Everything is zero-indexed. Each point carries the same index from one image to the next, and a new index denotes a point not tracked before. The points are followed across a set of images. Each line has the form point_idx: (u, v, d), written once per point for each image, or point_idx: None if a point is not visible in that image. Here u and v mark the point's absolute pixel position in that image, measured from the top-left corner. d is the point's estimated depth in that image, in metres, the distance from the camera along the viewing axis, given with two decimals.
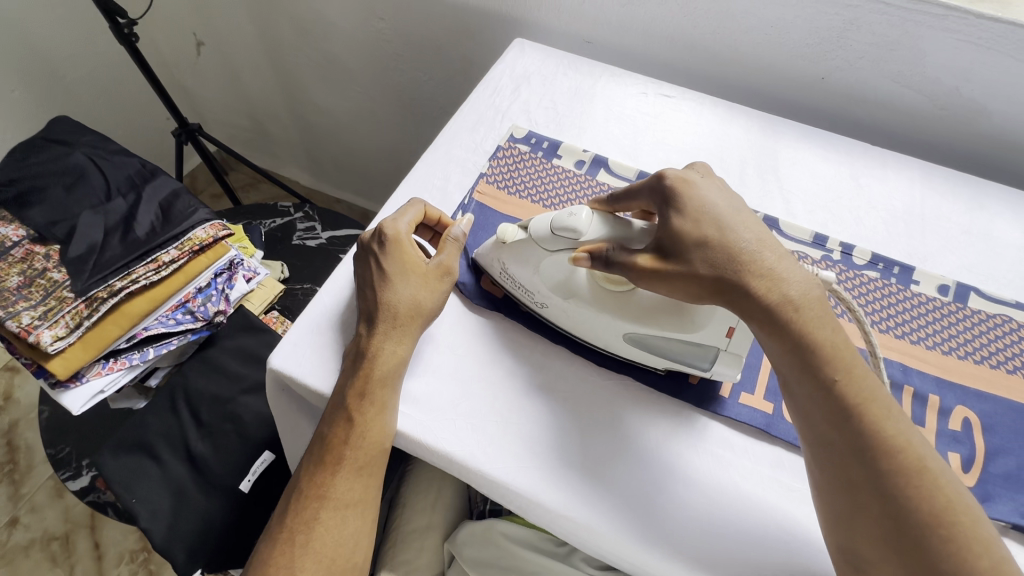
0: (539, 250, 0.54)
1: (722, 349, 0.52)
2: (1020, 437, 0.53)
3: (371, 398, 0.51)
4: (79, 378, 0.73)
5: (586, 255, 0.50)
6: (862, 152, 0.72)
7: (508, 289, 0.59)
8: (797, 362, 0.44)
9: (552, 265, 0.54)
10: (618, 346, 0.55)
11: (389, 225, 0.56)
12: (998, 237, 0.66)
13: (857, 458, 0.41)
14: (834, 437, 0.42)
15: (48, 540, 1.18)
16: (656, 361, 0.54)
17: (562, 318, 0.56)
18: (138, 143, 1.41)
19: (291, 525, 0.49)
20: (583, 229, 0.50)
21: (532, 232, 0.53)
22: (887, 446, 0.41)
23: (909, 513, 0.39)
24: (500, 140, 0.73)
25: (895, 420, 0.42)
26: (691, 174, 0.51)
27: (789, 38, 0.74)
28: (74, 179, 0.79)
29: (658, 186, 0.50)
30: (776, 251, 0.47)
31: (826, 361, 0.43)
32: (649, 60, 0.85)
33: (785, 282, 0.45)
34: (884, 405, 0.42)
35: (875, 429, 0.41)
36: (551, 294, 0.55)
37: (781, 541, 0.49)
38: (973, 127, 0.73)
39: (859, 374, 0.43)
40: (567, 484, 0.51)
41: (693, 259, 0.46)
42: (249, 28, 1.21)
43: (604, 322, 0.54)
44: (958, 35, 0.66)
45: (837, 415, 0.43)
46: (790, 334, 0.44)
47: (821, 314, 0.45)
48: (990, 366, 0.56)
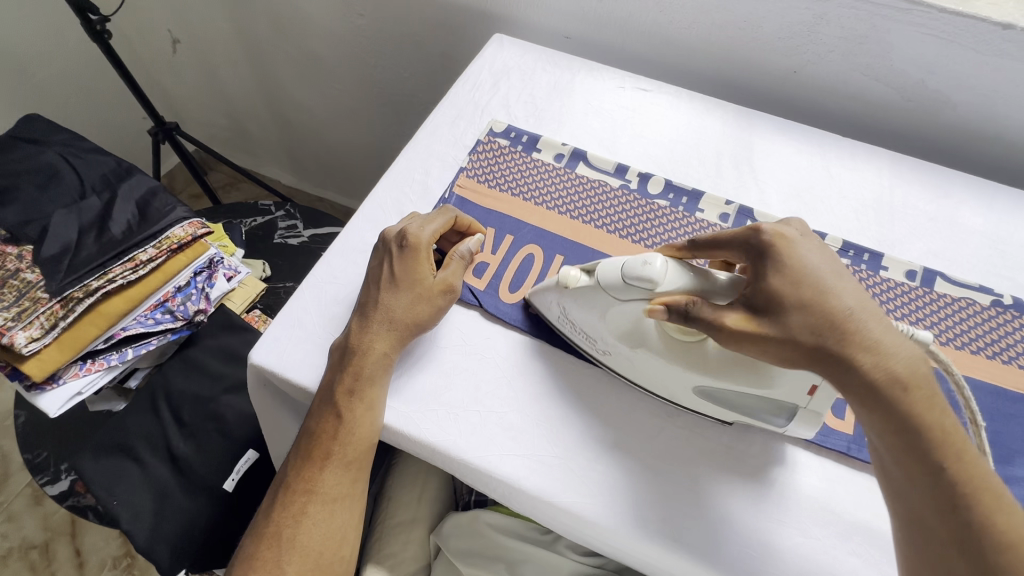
0: (607, 297, 0.51)
1: (801, 406, 0.49)
2: (983, 414, 0.55)
3: (360, 395, 0.51)
4: (55, 381, 0.72)
5: (662, 307, 0.47)
6: (833, 143, 0.74)
7: (564, 331, 0.57)
8: (900, 443, 0.41)
9: (618, 313, 0.51)
10: (684, 397, 0.53)
11: (414, 230, 0.56)
12: (964, 224, 0.68)
13: (961, 548, 0.38)
14: (935, 523, 0.39)
15: (27, 548, 1.15)
16: (726, 414, 0.53)
17: (628, 366, 0.54)
18: (113, 142, 1.38)
19: (278, 520, 0.49)
20: (659, 278, 0.47)
21: (602, 279, 0.50)
22: (999, 540, 0.37)
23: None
24: (480, 135, 0.74)
25: (1008, 513, 0.38)
26: (789, 230, 0.48)
27: (762, 32, 0.75)
28: (46, 178, 0.78)
29: (752, 243, 0.47)
30: (880, 321, 0.43)
31: (934, 445, 0.40)
32: (627, 54, 0.86)
33: (893, 355, 0.42)
34: (996, 495, 0.39)
35: (990, 520, 0.38)
36: (617, 343, 0.53)
37: (757, 520, 0.50)
38: (938, 117, 0.76)
39: (970, 461, 0.40)
40: (552, 471, 0.51)
41: (790, 325, 0.43)
42: (225, 25, 1.19)
43: (674, 374, 0.51)
44: (922, 29, 0.68)
45: (941, 500, 0.39)
46: (894, 412, 0.41)
47: (927, 386, 0.41)
48: (956, 348, 0.58)
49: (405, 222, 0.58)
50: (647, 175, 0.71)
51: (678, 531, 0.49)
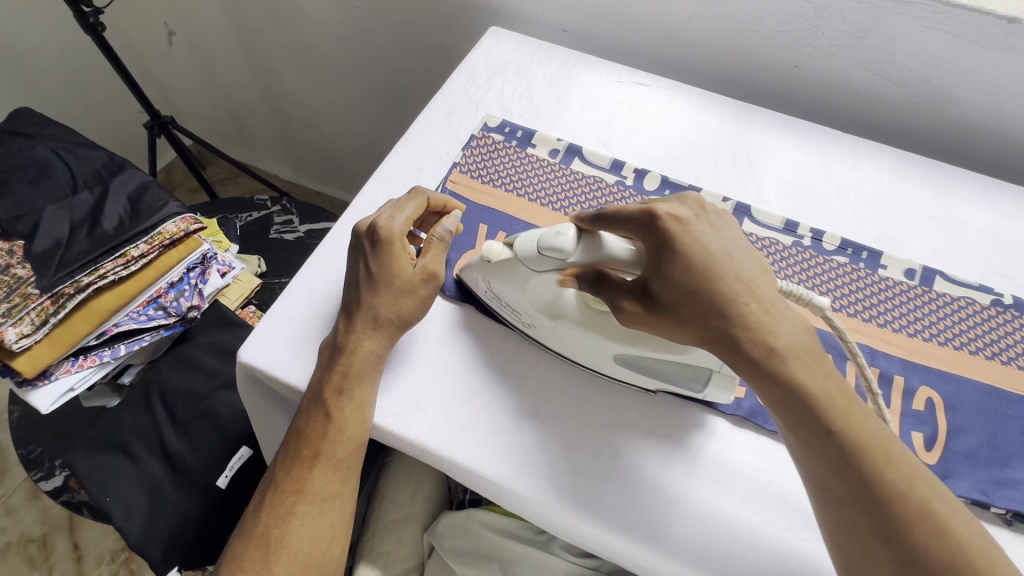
0: (523, 270, 0.51)
1: (715, 370, 0.51)
2: (981, 415, 0.54)
3: (349, 394, 0.50)
4: (47, 377, 0.72)
5: (571, 279, 0.50)
6: (833, 140, 0.73)
7: (491, 305, 0.58)
8: (792, 412, 0.42)
9: (538, 284, 0.52)
10: (607, 366, 0.55)
11: (384, 222, 0.54)
12: (964, 222, 0.67)
13: (861, 506, 0.39)
14: (835, 485, 0.40)
15: (25, 542, 1.16)
16: (648, 381, 0.54)
17: (550, 336, 0.55)
18: (109, 135, 1.38)
19: (267, 520, 0.49)
20: (569, 252, 0.47)
21: (518, 252, 0.50)
22: (892, 492, 0.39)
23: (919, 560, 0.37)
24: (474, 129, 0.73)
25: (899, 465, 0.40)
26: (685, 209, 0.47)
27: (764, 26, 0.74)
28: (38, 172, 0.77)
29: (653, 227, 0.46)
30: (762, 301, 0.44)
31: (823, 408, 0.41)
32: (625, 48, 0.85)
33: (775, 331, 0.43)
34: (885, 449, 0.40)
35: (881, 475, 0.39)
36: (538, 314, 0.54)
37: (748, 520, 0.49)
38: (941, 113, 0.74)
39: (857, 421, 0.41)
40: (532, 465, 0.51)
41: (681, 312, 0.44)
42: (219, 16, 1.18)
43: (594, 344, 0.53)
44: (925, 23, 0.67)
45: (836, 463, 0.40)
46: (782, 383, 0.42)
47: (810, 358, 0.43)
48: (954, 348, 0.57)
49: (376, 214, 0.56)
50: (643, 171, 0.70)
51: (670, 532, 0.49)
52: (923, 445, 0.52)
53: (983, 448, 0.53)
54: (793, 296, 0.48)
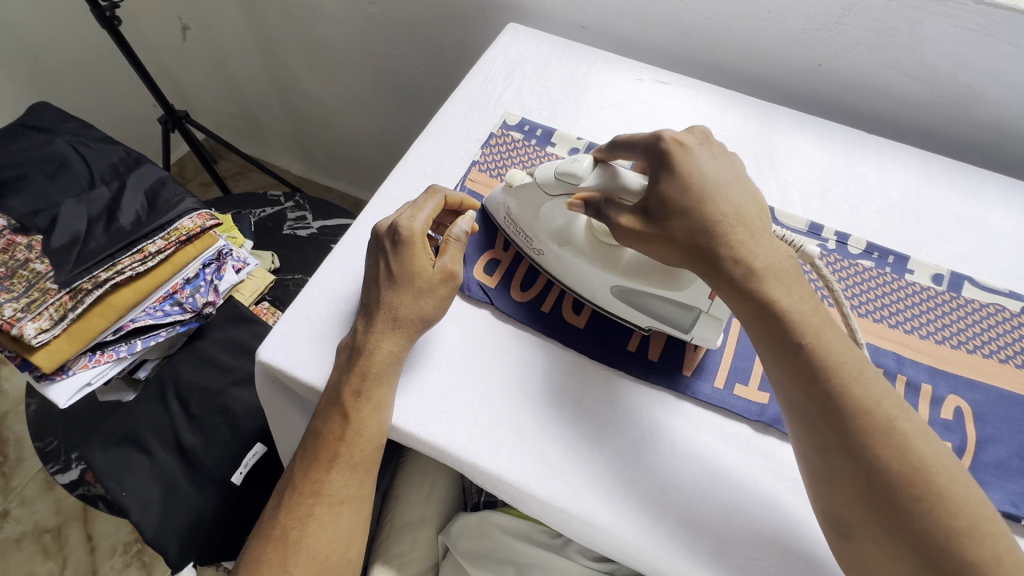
0: (540, 194, 0.56)
1: (704, 311, 0.53)
2: (1011, 425, 0.53)
3: (368, 396, 0.50)
4: (65, 371, 0.72)
5: (580, 203, 0.52)
6: (858, 141, 0.71)
7: (511, 235, 0.62)
8: (765, 329, 0.45)
9: (551, 209, 0.57)
10: (605, 299, 0.57)
11: (405, 222, 0.54)
12: (994, 226, 0.65)
13: (828, 421, 0.41)
14: (805, 401, 0.43)
15: (40, 532, 1.17)
16: (640, 317, 0.56)
17: (557, 266, 0.59)
18: (123, 130, 1.38)
19: (284, 522, 0.48)
20: (583, 176, 0.52)
21: (538, 177, 0.56)
22: (858, 407, 0.41)
23: (882, 474, 0.39)
24: (492, 127, 0.72)
25: (867, 384, 0.42)
26: (691, 137, 0.51)
27: (788, 23, 0.72)
28: (56, 167, 0.77)
29: (654, 146, 0.50)
30: (750, 226, 0.47)
31: (795, 324, 0.44)
32: (645, 45, 0.83)
33: (755, 252, 0.46)
34: (855, 366, 0.42)
35: (848, 389, 0.41)
36: (548, 241, 0.58)
37: (772, 531, 0.48)
38: (969, 114, 0.73)
39: (829, 338, 0.43)
40: (534, 447, 0.51)
41: (671, 227, 0.47)
42: (234, 11, 1.18)
43: (594, 273, 0.56)
44: (956, 21, 0.65)
45: (805, 378, 0.43)
46: (756, 300, 0.45)
47: (787, 279, 0.46)
48: (983, 355, 0.56)
49: (396, 214, 0.56)
50: None
51: (692, 538, 0.48)
52: (952, 455, 0.51)
53: (1013, 459, 0.51)
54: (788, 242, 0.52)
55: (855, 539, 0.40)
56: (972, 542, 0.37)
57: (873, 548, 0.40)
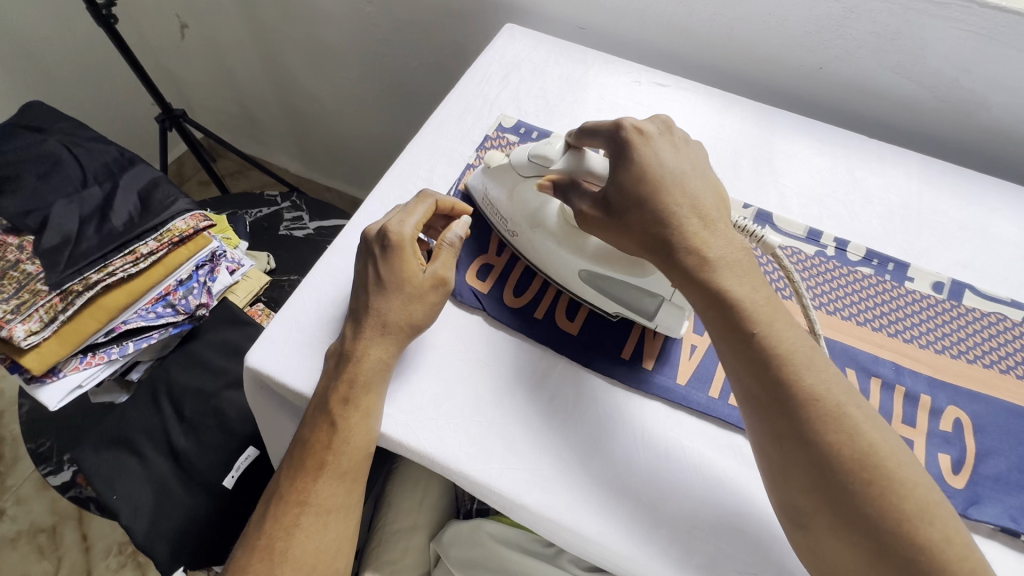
0: (517, 174, 0.58)
1: (666, 298, 0.53)
2: (1011, 438, 0.52)
3: (355, 403, 0.49)
4: (56, 373, 0.71)
5: (549, 184, 0.52)
6: (859, 146, 0.70)
7: (488, 216, 0.63)
8: (717, 316, 0.45)
9: (527, 190, 0.58)
10: (573, 283, 0.58)
11: (395, 227, 0.53)
12: (996, 233, 0.64)
13: (779, 408, 0.41)
14: (758, 389, 0.42)
15: (35, 532, 1.16)
16: (607, 303, 0.57)
17: (528, 248, 0.59)
18: (121, 128, 1.38)
19: (271, 531, 0.47)
20: (553, 159, 0.53)
21: (513, 159, 0.57)
22: (807, 394, 0.41)
23: (834, 463, 0.39)
24: (488, 130, 0.71)
25: (816, 371, 0.42)
26: (651, 126, 0.51)
27: (789, 26, 0.71)
28: (48, 167, 0.77)
29: (615, 135, 0.50)
30: (705, 218, 0.47)
31: (745, 313, 0.44)
32: (644, 46, 0.82)
33: (708, 246, 0.46)
34: (805, 354, 0.42)
35: (797, 377, 0.41)
36: (521, 222, 0.58)
37: (767, 543, 0.48)
38: (972, 119, 0.72)
39: (779, 327, 0.43)
40: (525, 456, 0.51)
41: (628, 217, 0.48)
42: (231, 9, 1.17)
43: (563, 258, 0.56)
44: (959, 25, 0.64)
45: (756, 367, 0.42)
46: (708, 287, 0.45)
47: (738, 271, 0.46)
48: (983, 366, 0.55)
49: (387, 218, 0.55)
50: None
51: (685, 551, 0.47)
52: (951, 468, 0.50)
53: (1013, 473, 0.50)
54: (747, 232, 0.51)
55: (811, 528, 0.40)
56: (921, 524, 0.38)
57: (828, 536, 0.39)
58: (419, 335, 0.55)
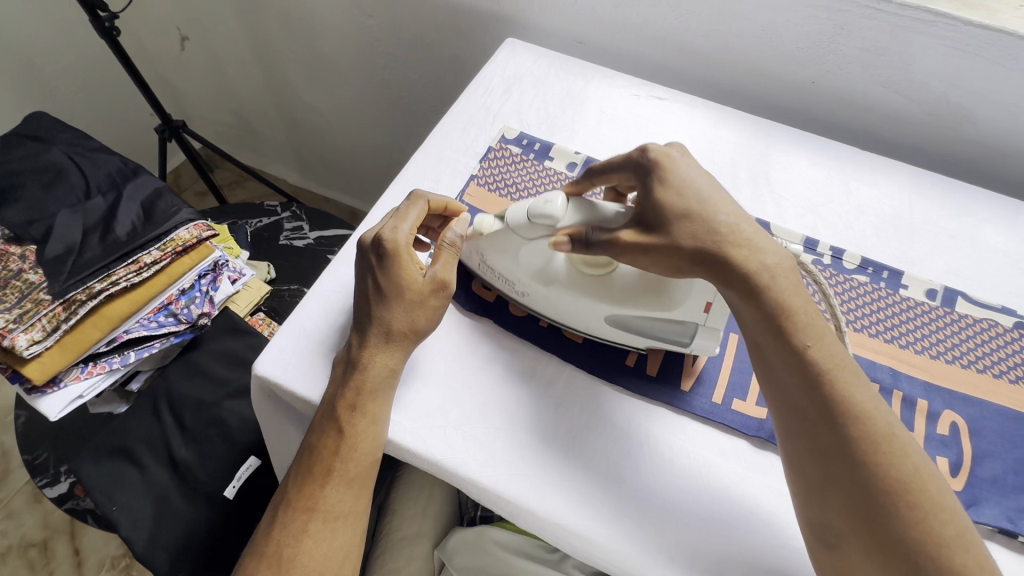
0: (516, 238, 0.54)
1: (700, 323, 0.52)
2: (1005, 441, 0.53)
3: (362, 410, 0.50)
4: (57, 383, 0.71)
5: (566, 238, 0.51)
6: (852, 158, 0.72)
7: (489, 280, 0.60)
8: (770, 330, 0.45)
9: (530, 251, 0.55)
10: (598, 328, 0.56)
11: (388, 234, 0.53)
12: (985, 242, 0.66)
13: (827, 424, 0.42)
14: (806, 404, 0.43)
15: (26, 547, 1.14)
16: (637, 340, 0.56)
17: (545, 304, 0.57)
18: (119, 139, 1.38)
19: (279, 538, 0.47)
20: (560, 214, 0.51)
21: (510, 221, 0.53)
22: (856, 411, 0.41)
23: (875, 484, 0.40)
24: (491, 141, 0.73)
25: (864, 389, 0.43)
26: (673, 150, 0.53)
27: (781, 42, 0.74)
28: (52, 177, 0.77)
29: (641, 160, 0.52)
30: (752, 225, 0.48)
31: (799, 329, 0.44)
32: (641, 62, 0.85)
33: (762, 253, 0.46)
34: (853, 371, 0.43)
35: (847, 394, 0.42)
36: (530, 283, 0.56)
37: (771, 546, 0.48)
38: (958, 131, 0.74)
39: (831, 345, 0.44)
40: (546, 479, 0.50)
41: (675, 233, 0.47)
42: (234, 23, 1.18)
43: (586, 306, 0.54)
44: (946, 42, 0.66)
45: (808, 382, 0.43)
46: (764, 302, 0.45)
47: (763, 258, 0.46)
48: (977, 370, 0.57)
49: (379, 226, 0.55)
50: None
51: (690, 555, 0.48)
52: (949, 471, 0.51)
53: (1009, 475, 0.51)
54: None
55: (841, 549, 0.41)
56: (957, 550, 0.38)
57: (860, 558, 0.40)
58: (423, 342, 0.56)
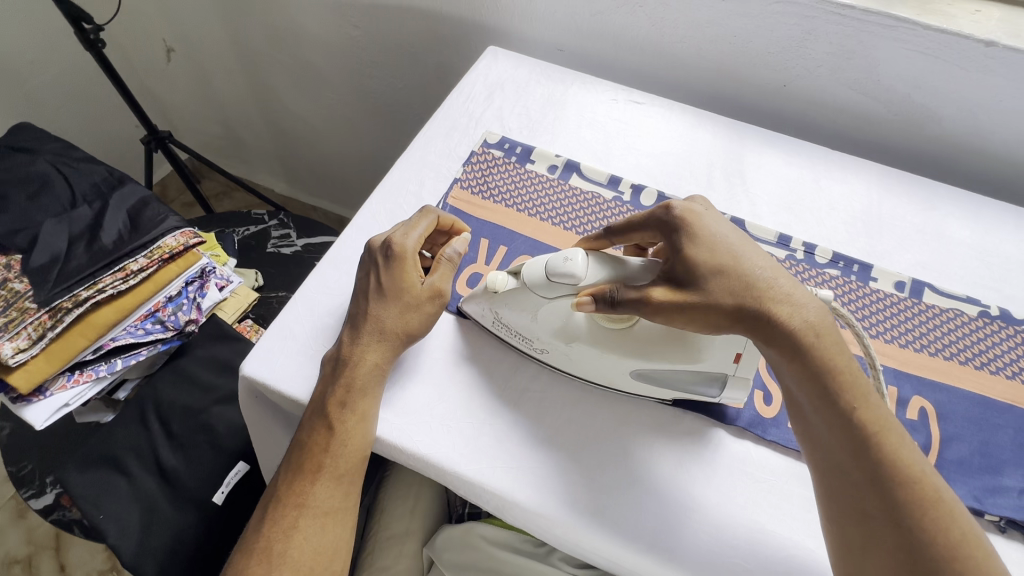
0: (534, 298, 0.52)
1: (729, 374, 0.52)
2: (972, 424, 0.55)
3: (352, 407, 0.51)
4: (42, 392, 0.71)
5: (588, 299, 0.49)
6: (822, 157, 0.75)
7: (501, 337, 0.58)
8: (816, 389, 0.44)
9: (549, 312, 0.53)
10: (624, 382, 0.55)
11: (398, 239, 0.55)
12: (950, 236, 0.69)
13: (873, 486, 0.41)
14: (851, 464, 0.42)
15: (9, 563, 1.13)
16: (662, 392, 0.55)
17: (566, 362, 0.55)
18: (104, 150, 1.38)
19: (269, 534, 0.48)
20: (583, 272, 0.49)
21: (527, 279, 0.51)
22: (903, 473, 0.41)
23: (923, 547, 0.39)
24: (474, 146, 0.74)
25: (910, 450, 0.42)
26: (696, 205, 0.52)
27: (752, 46, 0.77)
28: (37, 187, 0.77)
29: (665, 218, 0.51)
30: (790, 280, 0.47)
31: (845, 389, 0.43)
32: (620, 68, 0.87)
33: (804, 309, 0.46)
34: (898, 432, 0.42)
35: (893, 456, 0.41)
36: (552, 340, 0.54)
37: (748, 531, 0.50)
38: (923, 130, 0.77)
39: (875, 404, 0.43)
40: (556, 513, 0.50)
41: (711, 289, 0.46)
42: (220, 34, 1.20)
43: (611, 362, 0.53)
44: (907, 45, 0.69)
45: (855, 443, 0.42)
46: (810, 360, 0.44)
47: (754, 257, 0.48)
48: (944, 358, 0.59)
49: (390, 231, 0.57)
50: (639, 187, 0.71)
51: (671, 542, 0.49)
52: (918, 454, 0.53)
53: (975, 457, 0.54)
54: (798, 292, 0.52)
55: None
56: None
57: None
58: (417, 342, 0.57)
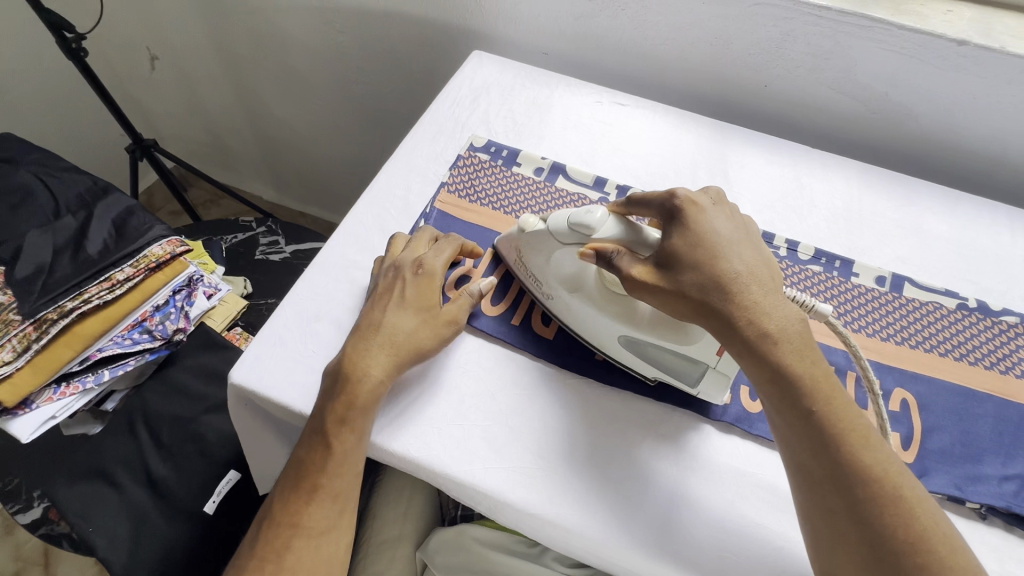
0: (553, 242, 0.56)
1: (711, 366, 0.53)
2: (952, 414, 0.56)
3: (350, 424, 0.50)
4: (28, 405, 0.69)
5: (592, 252, 0.51)
6: (804, 155, 0.76)
7: (523, 280, 0.62)
8: (776, 392, 0.45)
9: (563, 258, 0.56)
10: (614, 348, 0.57)
11: (430, 258, 0.59)
12: (929, 231, 0.70)
13: (835, 486, 0.42)
14: (813, 465, 0.43)
15: None
16: (646, 369, 0.56)
17: (566, 312, 0.58)
18: (88, 159, 1.37)
19: (262, 552, 0.48)
20: (599, 226, 0.52)
21: (551, 224, 0.55)
22: (866, 473, 0.41)
23: (884, 543, 0.40)
24: (460, 150, 0.75)
25: (873, 449, 0.42)
26: (705, 198, 0.52)
27: (732, 48, 0.78)
28: (19, 198, 0.77)
29: (667, 204, 0.51)
30: (763, 285, 0.47)
31: (806, 390, 0.44)
32: (604, 70, 0.88)
33: (768, 315, 0.46)
34: (862, 432, 0.43)
35: (854, 456, 0.42)
36: (559, 288, 0.58)
37: (737, 527, 0.50)
38: (901, 128, 0.79)
39: (840, 405, 0.44)
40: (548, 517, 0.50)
41: (682, 282, 0.47)
42: (205, 42, 1.19)
43: (603, 323, 0.56)
44: (882, 45, 0.71)
45: (815, 444, 0.43)
46: (768, 364, 0.45)
47: (731, 250, 0.48)
48: (924, 350, 0.60)
49: (419, 250, 0.60)
50: (624, 188, 0.72)
51: (662, 540, 0.49)
52: (902, 444, 0.55)
53: (956, 446, 0.55)
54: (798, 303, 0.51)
55: None
56: None
57: None
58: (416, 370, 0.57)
